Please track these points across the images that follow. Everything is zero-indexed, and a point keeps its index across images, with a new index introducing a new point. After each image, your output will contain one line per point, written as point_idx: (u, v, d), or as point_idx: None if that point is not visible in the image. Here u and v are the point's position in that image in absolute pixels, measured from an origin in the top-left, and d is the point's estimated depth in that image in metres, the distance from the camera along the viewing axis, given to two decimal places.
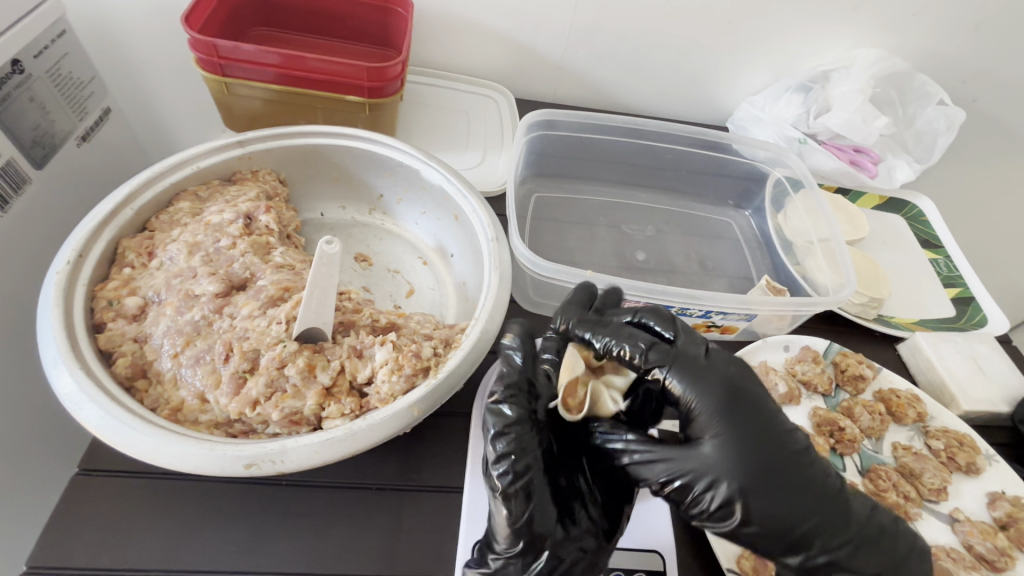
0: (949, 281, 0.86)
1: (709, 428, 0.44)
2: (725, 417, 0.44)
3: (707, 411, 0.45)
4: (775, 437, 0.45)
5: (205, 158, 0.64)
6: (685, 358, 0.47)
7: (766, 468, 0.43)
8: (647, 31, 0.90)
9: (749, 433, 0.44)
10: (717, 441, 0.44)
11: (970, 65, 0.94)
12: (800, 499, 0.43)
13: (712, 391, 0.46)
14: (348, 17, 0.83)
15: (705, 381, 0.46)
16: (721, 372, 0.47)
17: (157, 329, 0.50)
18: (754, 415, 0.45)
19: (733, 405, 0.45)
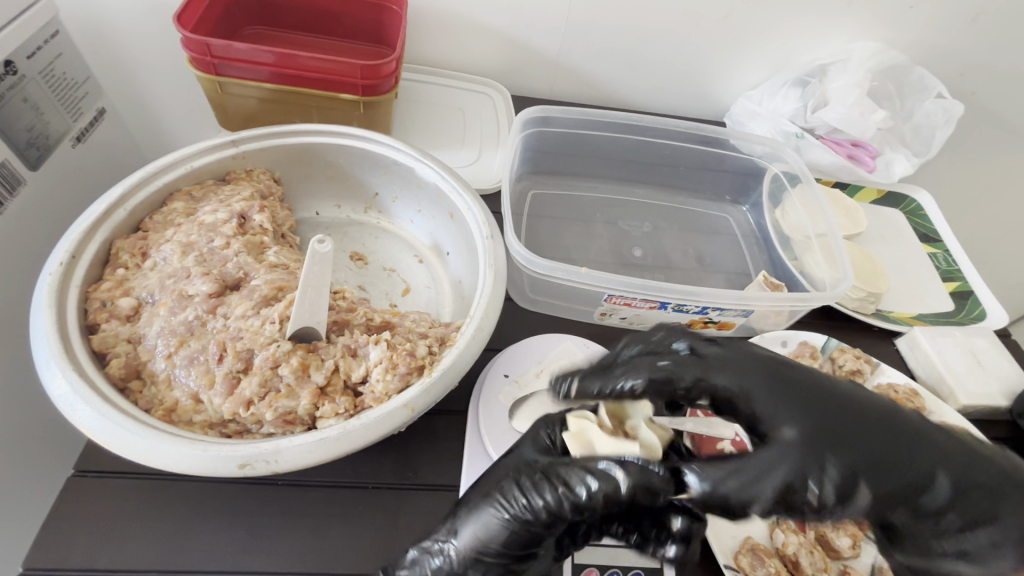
0: (947, 276, 0.86)
1: (795, 423, 0.42)
2: (820, 413, 0.43)
3: (794, 406, 0.43)
4: (869, 410, 0.44)
5: (199, 157, 0.64)
6: (758, 359, 0.46)
7: (863, 440, 0.42)
8: (644, 27, 0.89)
9: (838, 416, 0.43)
10: (810, 432, 0.42)
11: (969, 58, 0.93)
12: (906, 462, 0.42)
13: (797, 381, 0.45)
14: (343, 15, 0.83)
15: (791, 377, 0.45)
16: (798, 368, 0.46)
17: (151, 330, 0.49)
18: (840, 395, 0.44)
19: (819, 393, 0.44)
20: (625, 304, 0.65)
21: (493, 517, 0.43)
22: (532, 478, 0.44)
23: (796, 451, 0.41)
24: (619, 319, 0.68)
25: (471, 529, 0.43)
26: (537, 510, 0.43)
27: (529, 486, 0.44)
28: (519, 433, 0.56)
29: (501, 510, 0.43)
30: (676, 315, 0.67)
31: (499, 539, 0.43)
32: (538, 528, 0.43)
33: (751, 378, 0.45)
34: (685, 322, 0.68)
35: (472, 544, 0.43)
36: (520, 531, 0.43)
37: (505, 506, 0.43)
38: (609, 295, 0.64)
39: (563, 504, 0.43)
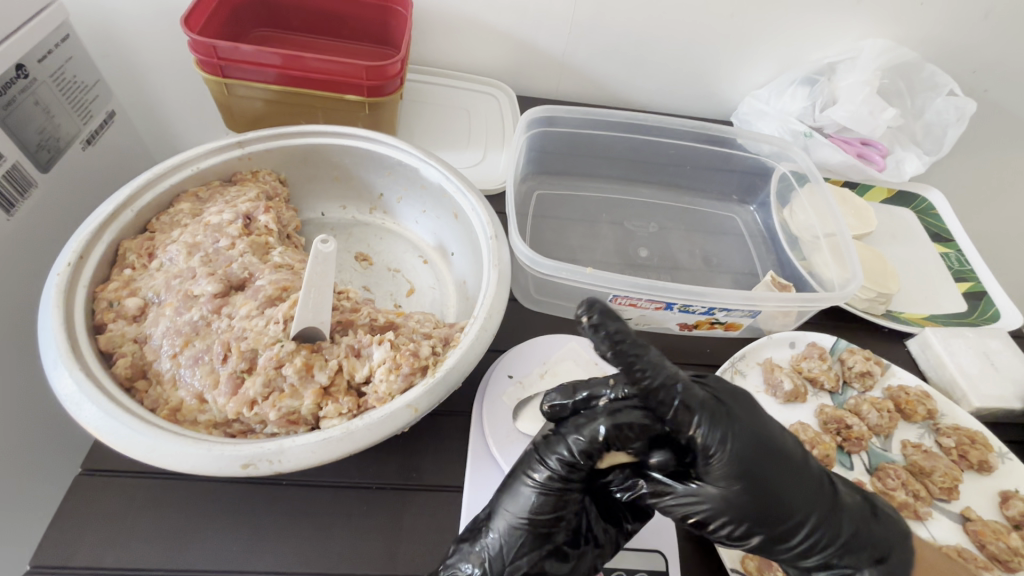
0: (960, 276, 0.84)
1: (725, 472, 0.42)
2: (747, 464, 0.42)
3: (723, 455, 0.42)
4: (787, 459, 0.44)
5: (205, 158, 0.64)
6: (711, 406, 0.43)
7: (780, 501, 0.43)
8: (649, 26, 0.89)
9: (763, 471, 0.43)
10: (733, 488, 0.42)
11: (982, 55, 0.92)
12: (808, 519, 0.44)
13: (735, 433, 0.43)
14: (348, 17, 0.83)
15: (732, 424, 0.43)
16: (734, 416, 0.44)
17: (156, 330, 0.50)
18: (769, 456, 0.43)
19: (749, 443, 0.43)
20: (631, 304, 0.64)
21: (522, 490, 0.44)
22: (549, 442, 0.45)
23: (709, 503, 0.43)
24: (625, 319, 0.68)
25: (504, 509, 0.44)
26: (560, 469, 0.43)
27: (542, 451, 0.45)
28: (523, 434, 0.55)
29: (528, 480, 0.44)
30: (682, 316, 0.66)
31: (534, 507, 0.43)
32: (568, 485, 0.43)
33: (703, 429, 0.42)
34: (692, 323, 0.67)
35: (515, 520, 0.43)
36: (553, 493, 0.43)
37: (531, 475, 0.44)
38: (614, 296, 0.63)
39: (575, 451, 0.43)
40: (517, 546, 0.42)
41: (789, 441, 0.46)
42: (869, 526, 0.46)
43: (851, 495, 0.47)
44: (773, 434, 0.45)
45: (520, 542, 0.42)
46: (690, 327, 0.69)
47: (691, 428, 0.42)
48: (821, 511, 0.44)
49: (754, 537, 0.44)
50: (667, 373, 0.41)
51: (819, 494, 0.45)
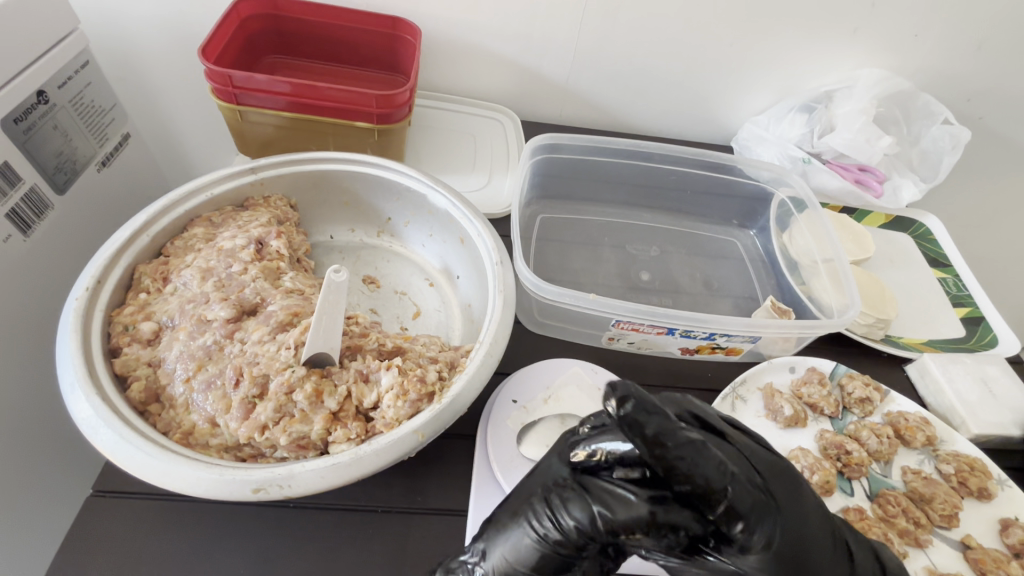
0: (957, 301, 0.85)
1: (757, 564, 0.39)
2: (784, 558, 0.40)
3: (764, 551, 0.39)
4: (820, 550, 0.41)
5: (219, 184, 0.66)
6: (761, 502, 0.39)
7: None
8: (651, 55, 0.91)
9: (798, 566, 0.40)
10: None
11: (975, 83, 0.94)
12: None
13: (781, 527, 0.40)
14: (358, 45, 0.86)
15: (776, 515, 0.40)
16: (778, 501, 0.42)
17: (170, 353, 0.51)
18: (807, 548, 0.41)
19: (790, 535, 0.40)
20: (633, 329, 0.65)
21: (522, 541, 0.42)
22: (553, 499, 0.42)
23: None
24: (628, 343, 0.69)
25: (499, 555, 0.42)
26: (558, 535, 0.41)
27: (552, 505, 0.42)
28: (527, 459, 0.56)
29: (528, 532, 0.42)
30: (683, 341, 0.67)
31: (530, 563, 0.41)
32: (567, 548, 0.41)
33: (748, 529, 0.38)
34: (693, 348, 0.68)
35: (507, 567, 0.42)
36: (553, 556, 0.41)
37: (530, 527, 0.42)
38: (617, 321, 0.65)
39: (581, 524, 0.41)
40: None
41: (824, 522, 0.43)
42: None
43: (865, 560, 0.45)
44: (815, 522, 0.42)
45: None
46: (691, 352, 0.70)
47: (737, 527, 0.38)
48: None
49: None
50: (716, 471, 0.38)
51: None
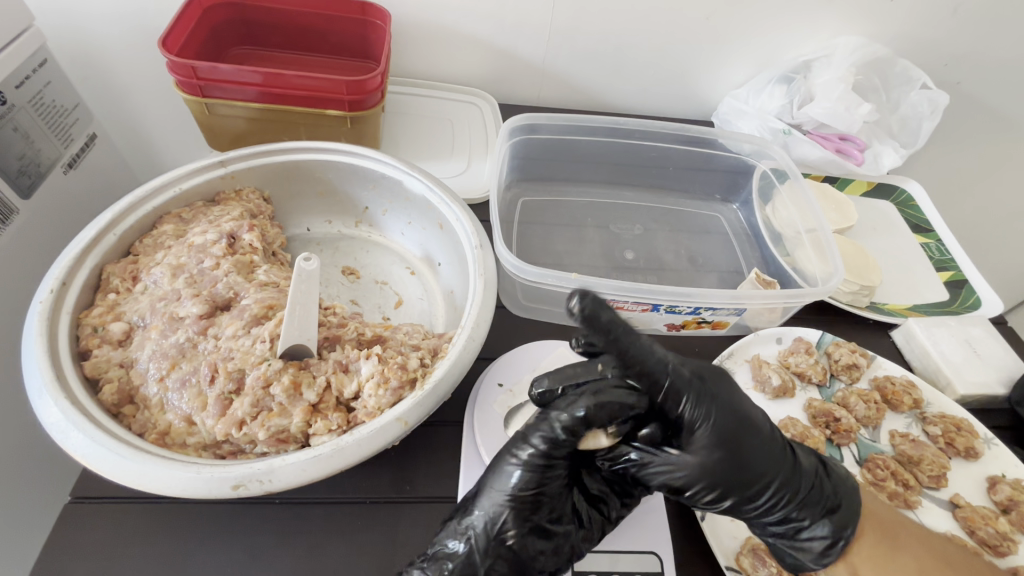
0: (940, 265, 0.86)
1: (702, 443, 0.44)
2: (724, 437, 0.44)
3: (706, 431, 0.44)
4: (761, 438, 0.46)
5: (188, 180, 0.64)
6: (696, 384, 0.45)
7: (753, 465, 0.45)
8: (627, 31, 0.90)
9: (734, 445, 0.45)
10: (709, 460, 0.44)
11: (954, 47, 0.93)
12: (770, 481, 0.46)
13: (720, 408, 0.45)
14: (328, 32, 0.84)
15: (708, 399, 0.45)
16: (715, 387, 0.46)
17: (143, 354, 0.49)
18: (742, 425, 0.45)
19: (725, 418, 0.45)
20: (617, 307, 0.65)
21: (509, 467, 0.44)
22: (533, 421, 0.45)
23: (688, 474, 0.44)
24: None
25: (489, 490, 0.44)
26: (544, 447, 0.43)
27: (528, 430, 0.45)
28: None
29: (513, 458, 0.44)
30: (669, 317, 0.67)
31: (520, 484, 0.43)
32: (548, 471, 0.43)
33: (688, 405, 0.44)
34: (679, 323, 0.68)
35: (500, 500, 0.43)
36: (538, 470, 0.43)
37: (516, 454, 0.44)
38: (601, 299, 0.64)
39: (558, 429, 0.43)
40: (505, 523, 0.43)
41: (757, 413, 0.48)
42: (822, 483, 0.48)
43: (805, 454, 0.50)
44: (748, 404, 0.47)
45: (505, 521, 0.43)
46: (677, 328, 0.69)
47: (678, 404, 0.45)
48: (783, 477, 0.46)
49: (725, 500, 0.46)
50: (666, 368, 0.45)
51: (781, 459, 0.46)
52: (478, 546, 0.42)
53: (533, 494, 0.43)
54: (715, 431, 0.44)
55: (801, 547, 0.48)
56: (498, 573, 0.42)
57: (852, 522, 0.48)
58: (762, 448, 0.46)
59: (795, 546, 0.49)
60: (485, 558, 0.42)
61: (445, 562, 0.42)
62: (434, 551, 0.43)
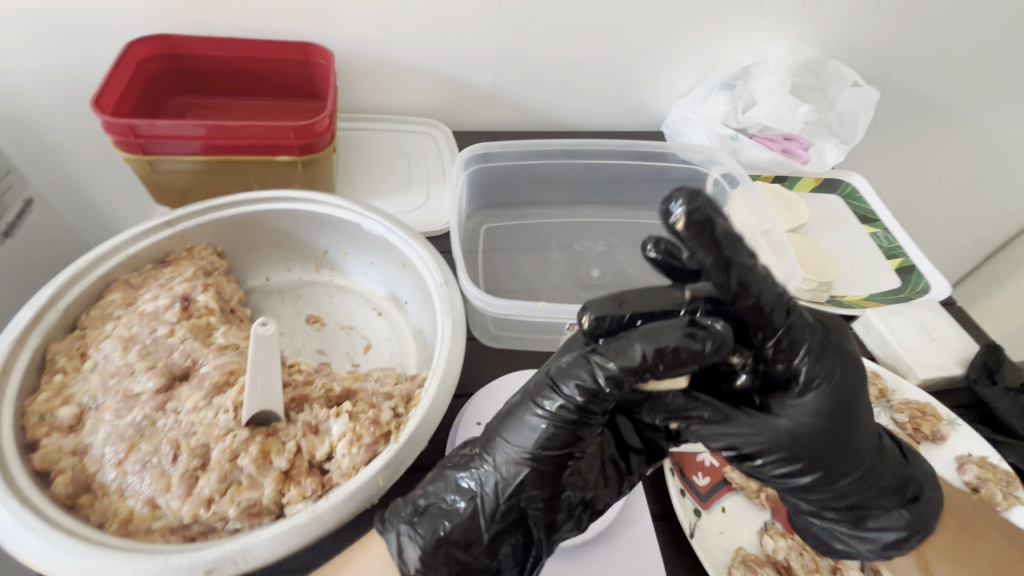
0: (890, 253, 0.89)
1: (815, 408, 0.44)
2: (832, 403, 0.44)
3: (823, 390, 0.45)
4: (863, 410, 0.46)
5: (135, 244, 0.62)
6: (820, 338, 0.46)
7: (855, 434, 0.45)
8: (571, 51, 0.91)
9: (845, 410, 0.45)
10: (812, 424, 0.44)
11: (879, 44, 0.98)
12: (864, 456, 0.45)
13: (840, 366, 0.46)
14: (271, 75, 0.82)
15: (838, 360, 0.46)
16: (844, 346, 0.47)
17: (97, 437, 0.47)
18: (853, 396, 0.45)
19: (840, 381, 0.45)
20: None
21: (532, 422, 0.45)
22: (565, 370, 0.44)
23: (773, 436, 0.43)
24: None
25: (507, 439, 0.46)
26: (579, 398, 0.43)
27: (558, 378, 0.44)
28: None
29: (536, 410, 0.45)
30: None
31: (538, 440, 0.44)
32: (575, 421, 0.44)
33: (809, 360, 0.45)
34: None
35: (523, 449, 0.45)
36: (560, 426, 0.44)
37: (539, 406, 0.45)
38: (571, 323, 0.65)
39: (601, 379, 0.43)
40: (518, 480, 0.44)
41: (865, 390, 0.48)
42: (907, 473, 0.49)
43: (893, 444, 0.51)
44: (858, 376, 0.48)
45: (520, 473, 0.44)
46: None
47: (794, 358, 0.45)
48: (873, 462, 0.46)
49: (806, 476, 0.44)
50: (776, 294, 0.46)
51: (875, 447, 0.46)
52: (483, 505, 0.44)
53: (557, 444, 0.44)
54: (819, 396, 0.45)
55: (866, 539, 0.48)
56: (500, 522, 0.45)
57: (923, 523, 0.49)
58: (862, 430, 0.46)
59: (858, 536, 0.49)
60: (488, 505, 0.44)
61: (442, 523, 0.44)
62: (427, 506, 0.45)
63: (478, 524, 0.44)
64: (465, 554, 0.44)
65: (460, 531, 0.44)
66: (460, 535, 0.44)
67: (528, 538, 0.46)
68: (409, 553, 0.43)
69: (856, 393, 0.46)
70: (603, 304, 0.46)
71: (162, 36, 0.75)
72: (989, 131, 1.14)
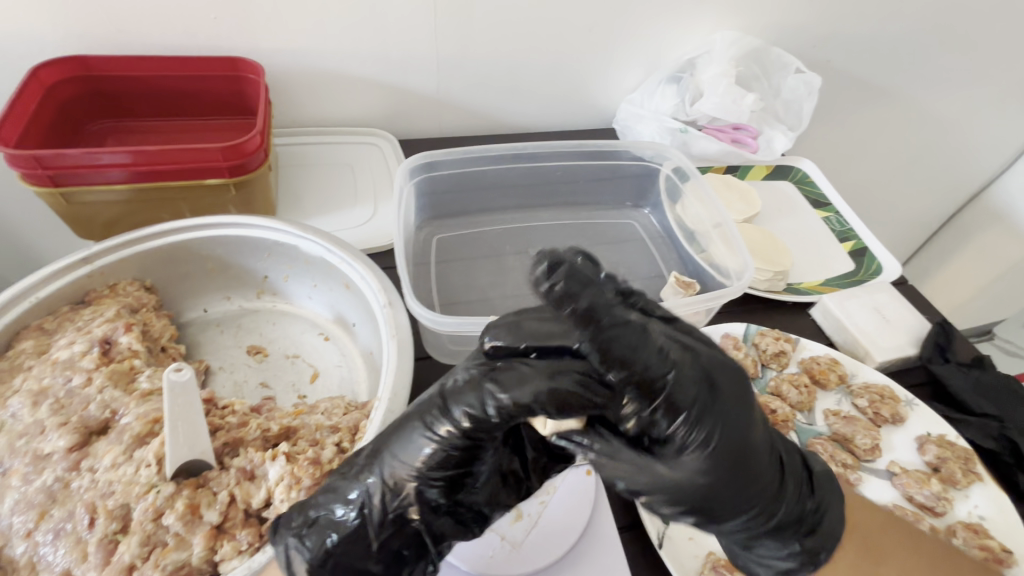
0: (843, 236, 0.90)
1: (694, 468, 0.38)
2: (720, 461, 0.38)
3: (702, 454, 0.38)
4: (759, 460, 0.41)
5: (46, 285, 0.57)
6: (705, 400, 0.38)
7: (745, 486, 0.40)
8: (515, 52, 0.89)
9: (736, 466, 0.39)
10: (696, 482, 0.38)
11: (820, 30, 0.99)
12: (747, 504, 0.41)
13: (722, 426, 0.38)
14: (199, 93, 0.78)
15: (719, 418, 0.38)
16: (733, 403, 0.39)
17: (3, 507, 0.42)
18: (747, 449, 0.40)
19: (730, 438, 0.39)
20: None
21: (420, 442, 0.40)
22: (459, 391, 0.40)
23: (656, 490, 0.38)
24: None
25: (396, 460, 0.40)
26: (466, 426, 0.39)
27: (452, 399, 0.40)
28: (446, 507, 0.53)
29: (429, 433, 0.40)
30: None
31: (427, 460, 0.39)
32: (467, 442, 0.39)
33: (687, 428, 0.38)
34: None
35: (412, 470, 0.39)
36: (450, 447, 0.39)
37: (433, 428, 0.40)
38: None
39: (488, 409, 0.39)
40: (409, 501, 0.40)
41: (762, 428, 0.43)
42: (805, 507, 0.46)
43: (793, 461, 0.47)
44: (756, 421, 0.41)
45: (411, 496, 0.40)
46: None
47: (672, 424, 0.38)
48: (762, 502, 0.43)
49: (689, 518, 0.41)
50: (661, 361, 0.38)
51: (768, 485, 0.42)
52: (370, 518, 0.39)
53: (449, 463, 0.40)
54: (711, 454, 0.38)
55: (764, 563, 0.47)
56: (391, 543, 0.41)
57: (822, 554, 0.46)
58: (755, 481, 0.41)
59: (760, 562, 0.47)
60: (377, 533, 0.40)
61: (329, 535, 0.40)
62: (317, 516, 0.40)
63: (360, 554, 0.40)
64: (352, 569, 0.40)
65: (346, 543, 0.40)
66: (346, 548, 0.40)
67: (419, 549, 0.42)
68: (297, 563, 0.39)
69: (752, 444, 0.40)
70: (503, 333, 0.43)
71: (71, 57, 0.69)
72: (928, 109, 1.17)
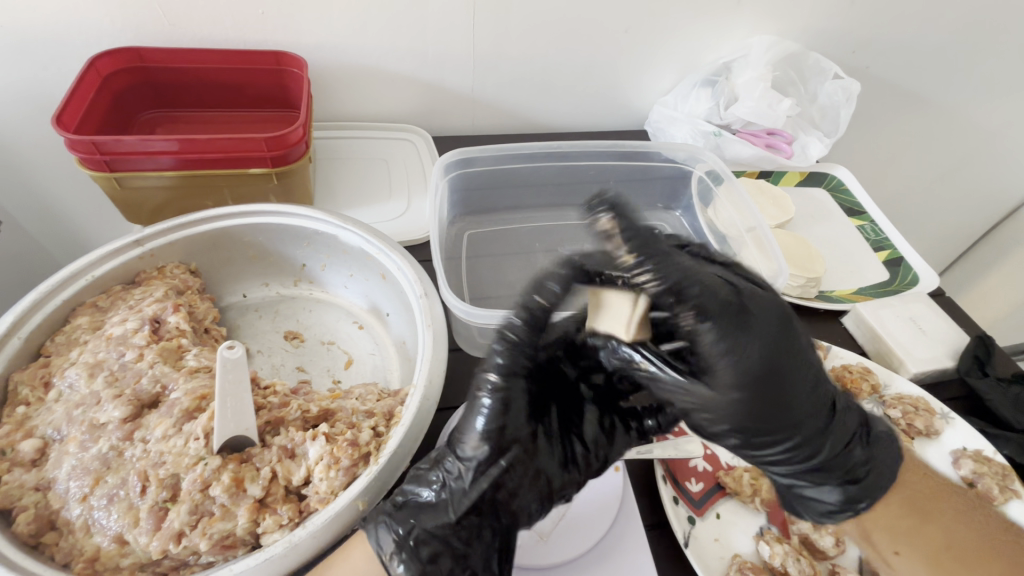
0: (878, 245, 0.89)
1: (730, 379, 0.41)
2: (752, 374, 0.41)
3: (734, 362, 0.41)
4: (800, 383, 0.44)
5: (101, 265, 0.59)
6: (729, 306, 0.41)
7: (781, 410, 0.43)
8: (549, 52, 0.90)
9: (771, 381, 0.42)
10: (731, 397, 0.41)
11: (859, 36, 0.97)
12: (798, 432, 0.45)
13: (747, 335, 0.41)
14: (245, 85, 0.80)
15: (749, 326, 0.41)
16: (761, 313, 0.43)
17: (61, 472, 0.44)
18: (782, 362, 0.42)
19: (764, 349, 0.42)
20: None
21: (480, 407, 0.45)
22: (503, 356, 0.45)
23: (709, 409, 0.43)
24: None
25: (461, 430, 0.46)
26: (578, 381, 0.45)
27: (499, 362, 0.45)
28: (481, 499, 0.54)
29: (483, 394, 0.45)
30: None
31: (487, 425, 0.45)
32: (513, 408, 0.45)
33: (713, 332, 0.40)
34: None
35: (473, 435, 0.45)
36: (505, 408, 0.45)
37: (484, 391, 0.45)
38: None
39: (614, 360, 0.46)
40: (474, 464, 0.44)
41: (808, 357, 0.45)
42: (852, 448, 0.49)
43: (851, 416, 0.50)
44: (797, 342, 0.44)
45: (477, 462, 0.44)
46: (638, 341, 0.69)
47: (696, 327, 0.40)
48: (807, 430, 0.46)
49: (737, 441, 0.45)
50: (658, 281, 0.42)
51: (813, 414, 0.46)
52: (449, 492, 0.45)
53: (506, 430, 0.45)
54: (746, 362, 0.41)
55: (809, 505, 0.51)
56: (470, 522, 0.44)
57: (863, 500, 0.50)
58: (790, 402, 0.43)
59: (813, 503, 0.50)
60: (455, 507, 0.44)
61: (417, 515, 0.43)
62: (404, 502, 0.45)
63: (441, 527, 0.43)
64: (442, 541, 0.43)
65: (433, 519, 0.44)
66: (432, 525, 0.43)
67: (495, 526, 0.45)
68: (386, 541, 0.42)
69: (791, 358, 0.43)
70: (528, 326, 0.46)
71: (128, 49, 0.73)
72: (969, 119, 1.14)
